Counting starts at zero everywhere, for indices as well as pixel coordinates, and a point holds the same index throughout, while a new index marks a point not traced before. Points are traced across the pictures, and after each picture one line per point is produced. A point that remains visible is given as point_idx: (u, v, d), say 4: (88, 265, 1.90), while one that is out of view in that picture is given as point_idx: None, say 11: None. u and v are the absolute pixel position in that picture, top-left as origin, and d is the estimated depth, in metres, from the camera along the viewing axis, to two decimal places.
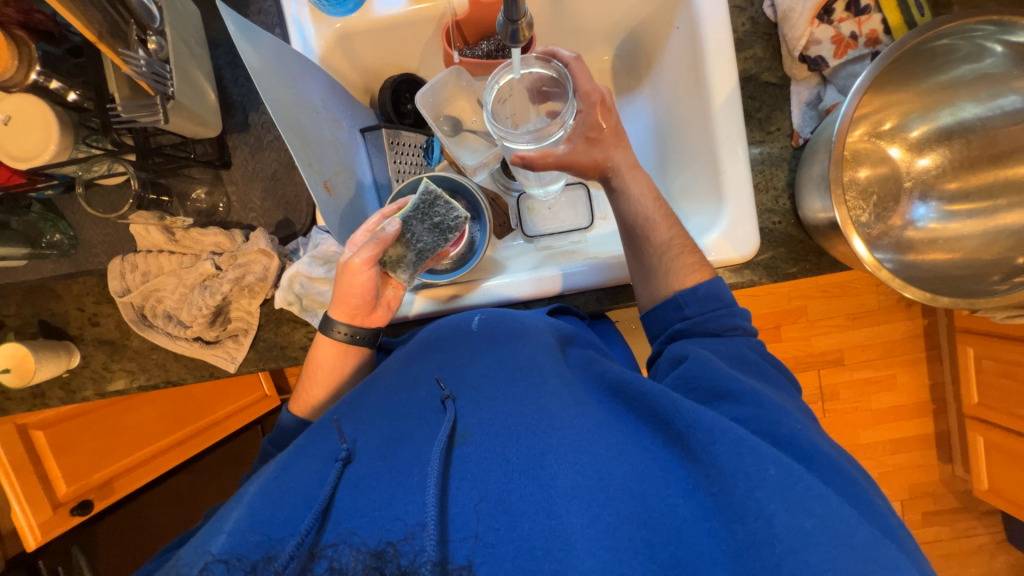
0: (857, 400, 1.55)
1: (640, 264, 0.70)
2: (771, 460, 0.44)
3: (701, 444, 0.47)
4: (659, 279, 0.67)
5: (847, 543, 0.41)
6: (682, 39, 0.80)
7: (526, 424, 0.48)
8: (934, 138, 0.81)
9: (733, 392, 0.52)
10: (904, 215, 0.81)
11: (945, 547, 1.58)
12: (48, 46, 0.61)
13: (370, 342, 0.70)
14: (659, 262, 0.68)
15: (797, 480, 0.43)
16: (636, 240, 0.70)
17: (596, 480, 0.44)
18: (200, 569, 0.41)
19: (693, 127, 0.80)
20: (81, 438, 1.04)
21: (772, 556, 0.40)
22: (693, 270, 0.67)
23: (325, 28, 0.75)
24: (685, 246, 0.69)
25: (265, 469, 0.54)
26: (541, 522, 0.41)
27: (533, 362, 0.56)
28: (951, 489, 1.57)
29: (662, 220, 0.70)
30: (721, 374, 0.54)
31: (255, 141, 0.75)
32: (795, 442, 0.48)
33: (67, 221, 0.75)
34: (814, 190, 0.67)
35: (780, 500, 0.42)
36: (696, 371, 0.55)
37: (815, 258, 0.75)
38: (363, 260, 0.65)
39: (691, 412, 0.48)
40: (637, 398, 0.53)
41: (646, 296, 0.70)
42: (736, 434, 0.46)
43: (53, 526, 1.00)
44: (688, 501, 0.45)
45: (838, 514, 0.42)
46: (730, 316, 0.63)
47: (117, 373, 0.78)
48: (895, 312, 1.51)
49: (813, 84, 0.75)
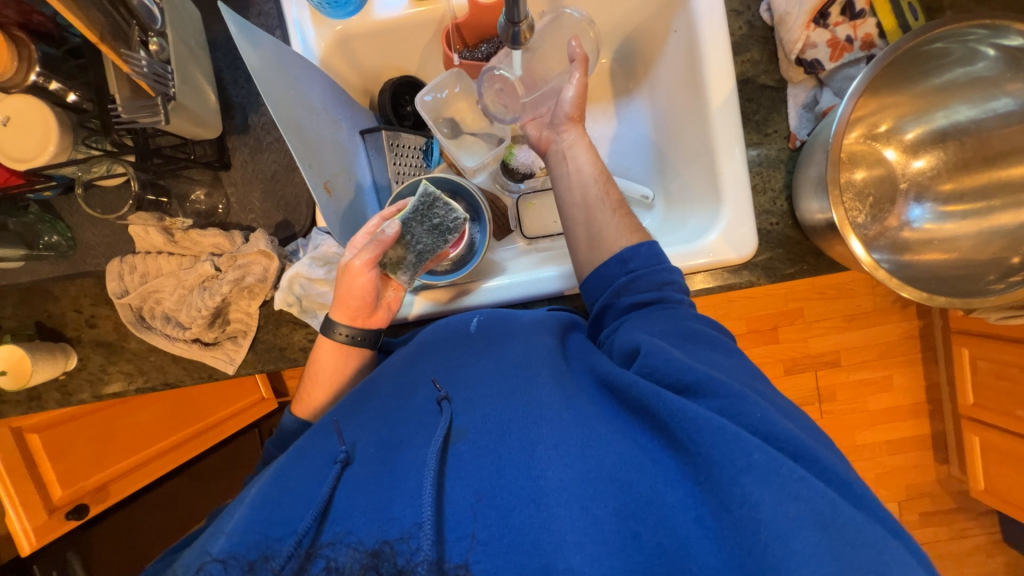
0: (853, 401, 1.56)
1: (587, 231, 0.69)
2: (755, 445, 0.43)
3: (687, 432, 0.46)
4: (602, 243, 0.67)
5: (833, 525, 0.40)
6: (679, 42, 0.81)
7: (518, 418, 0.49)
8: (929, 141, 0.82)
9: (692, 385, 0.50)
10: (900, 216, 0.82)
11: (942, 548, 1.58)
12: (48, 47, 0.62)
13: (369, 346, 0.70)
14: (604, 232, 0.68)
15: (783, 464, 0.42)
16: (592, 208, 0.69)
17: (584, 471, 0.44)
18: (198, 570, 0.41)
19: (691, 129, 0.81)
20: (76, 441, 1.04)
21: (759, 542, 0.40)
22: (630, 231, 0.68)
23: (326, 30, 0.75)
24: (622, 207, 0.70)
25: (264, 471, 0.53)
26: (531, 515, 0.41)
27: (525, 357, 0.56)
28: (947, 490, 1.58)
29: (613, 192, 0.71)
30: (679, 364, 0.51)
31: (255, 143, 0.75)
32: (774, 433, 0.46)
33: (66, 223, 0.75)
34: (811, 191, 0.68)
35: (766, 485, 0.41)
36: (654, 366, 0.53)
37: (813, 258, 0.75)
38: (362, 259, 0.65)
39: (674, 402, 0.47)
40: (624, 390, 0.52)
41: (586, 261, 0.69)
42: (719, 420, 0.45)
43: (48, 531, 0.98)
44: (676, 489, 0.45)
45: (825, 496, 0.41)
46: (664, 271, 0.64)
47: (115, 375, 0.78)
48: (891, 314, 1.52)
49: (809, 86, 0.76)
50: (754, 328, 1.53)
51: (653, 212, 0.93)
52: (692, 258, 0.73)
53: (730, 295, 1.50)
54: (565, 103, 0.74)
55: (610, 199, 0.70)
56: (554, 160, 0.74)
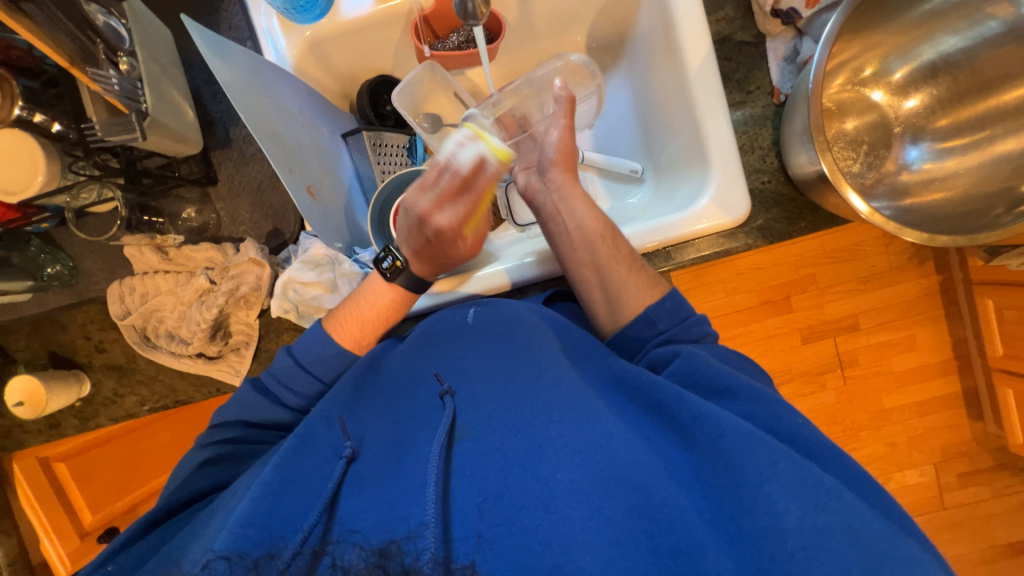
0: (876, 364, 1.52)
1: (603, 287, 0.66)
2: (781, 453, 0.43)
3: (710, 438, 0.45)
4: (620, 302, 0.64)
5: (862, 541, 0.39)
6: (652, 10, 0.79)
7: (528, 418, 0.48)
8: (919, 78, 0.79)
9: (729, 388, 0.52)
10: (897, 160, 0.80)
11: (985, 508, 1.52)
12: (28, 81, 0.63)
13: (369, 332, 0.68)
14: (619, 287, 0.64)
15: (812, 476, 0.41)
16: (601, 263, 0.66)
17: (597, 471, 0.43)
18: (203, 567, 0.41)
19: (673, 98, 0.80)
20: (102, 466, 1.06)
21: (783, 552, 0.39)
22: (646, 288, 0.64)
23: (296, 36, 0.76)
24: (636, 261, 0.66)
25: (268, 457, 0.53)
26: (540, 516, 0.41)
27: (535, 353, 0.55)
28: (984, 447, 1.53)
29: (621, 244, 0.67)
30: (719, 370, 0.53)
31: (239, 155, 0.76)
32: (802, 439, 0.48)
33: (66, 252, 0.77)
34: (798, 143, 0.66)
35: (792, 495, 0.41)
36: (693, 369, 0.54)
37: (810, 214, 0.73)
38: (476, 236, 0.72)
39: (698, 406, 0.47)
40: (647, 396, 0.51)
41: (609, 322, 0.67)
42: (745, 426, 0.45)
43: (83, 554, 1.00)
44: (690, 493, 0.44)
45: (857, 507, 0.40)
46: (696, 324, 0.62)
47: (127, 396, 0.79)
48: (907, 272, 1.47)
49: (789, 38, 0.74)
50: (765, 299, 1.49)
51: (644, 185, 0.92)
52: (687, 226, 0.71)
53: (737, 267, 1.47)
54: (551, 151, 0.73)
55: (620, 255, 0.66)
56: (550, 215, 0.72)
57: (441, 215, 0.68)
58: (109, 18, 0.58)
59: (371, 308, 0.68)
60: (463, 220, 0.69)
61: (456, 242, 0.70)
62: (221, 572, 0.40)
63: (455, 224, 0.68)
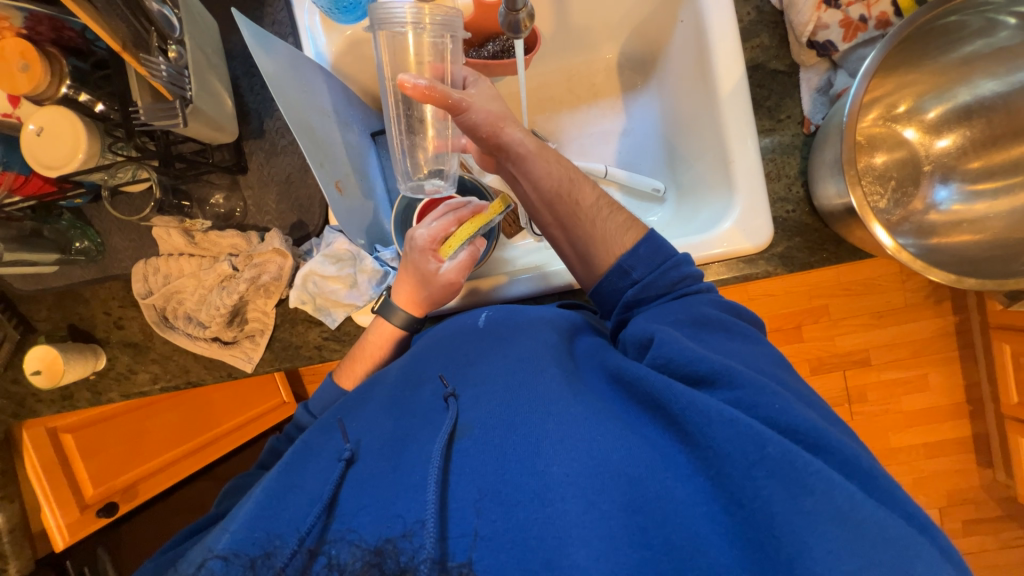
0: (886, 402, 1.49)
1: (574, 236, 0.63)
2: (769, 438, 0.40)
3: (697, 427, 0.43)
4: (596, 246, 0.62)
5: (851, 519, 0.37)
6: (687, 32, 0.80)
7: (525, 412, 0.47)
8: (952, 119, 0.79)
9: (707, 376, 0.47)
10: (925, 199, 0.80)
11: (989, 559, 1.49)
12: (77, 61, 0.66)
13: (362, 371, 0.69)
14: (593, 235, 0.62)
15: (798, 457, 0.39)
16: (564, 212, 0.62)
17: (591, 466, 0.42)
18: (201, 566, 0.43)
19: (702, 119, 0.80)
20: (107, 441, 1.06)
21: (772, 537, 0.38)
22: (626, 228, 0.62)
23: (336, 36, 0.77)
24: (609, 207, 0.63)
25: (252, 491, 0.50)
26: (536, 511, 0.40)
27: (533, 352, 0.53)
28: (992, 496, 1.49)
29: (586, 184, 0.64)
30: (693, 354, 0.48)
31: (271, 146, 0.78)
32: (794, 424, 0.42)
33: (95, 229, 0.78)
34: (827, 174, 0.66)
35: (776, 479, 0.39)
36: (668, 357, 0.49)
37: (833, 246, 0.72)
38: (456, 263, 0.67)
39: (685, 396, 0.44)
40: (634, 382, 0.48)
41: (586, 276, 0.65)
42: (731, 412, 0.42)
43: (80, 528, 0.99)
44: (686, 485, 0.42)
45: (842, 488, 0.38)
46: (673, 270, 0.59)
47: (140, 374, 0.81)
48: (924, 310, 1.45)
49: (823, 69, 0.74)
50: (775, 326, 1.48)
51: (665, 205, 0.92)
52: (706, 248, 0.71)
53: (751, 292, 1.46)
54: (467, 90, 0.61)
55: (585, 204, 0.62)
56: (510, 179, 0.66)
57: (420, 229, 0.67)
58: (163, 7, 0.60)
59: (376, 333, 0.70)
60: (438, 244, 0.67)
61: (427, 259, 0.66)
62: (218, 570, 0.42)
63: (426, 240, 0.66)
